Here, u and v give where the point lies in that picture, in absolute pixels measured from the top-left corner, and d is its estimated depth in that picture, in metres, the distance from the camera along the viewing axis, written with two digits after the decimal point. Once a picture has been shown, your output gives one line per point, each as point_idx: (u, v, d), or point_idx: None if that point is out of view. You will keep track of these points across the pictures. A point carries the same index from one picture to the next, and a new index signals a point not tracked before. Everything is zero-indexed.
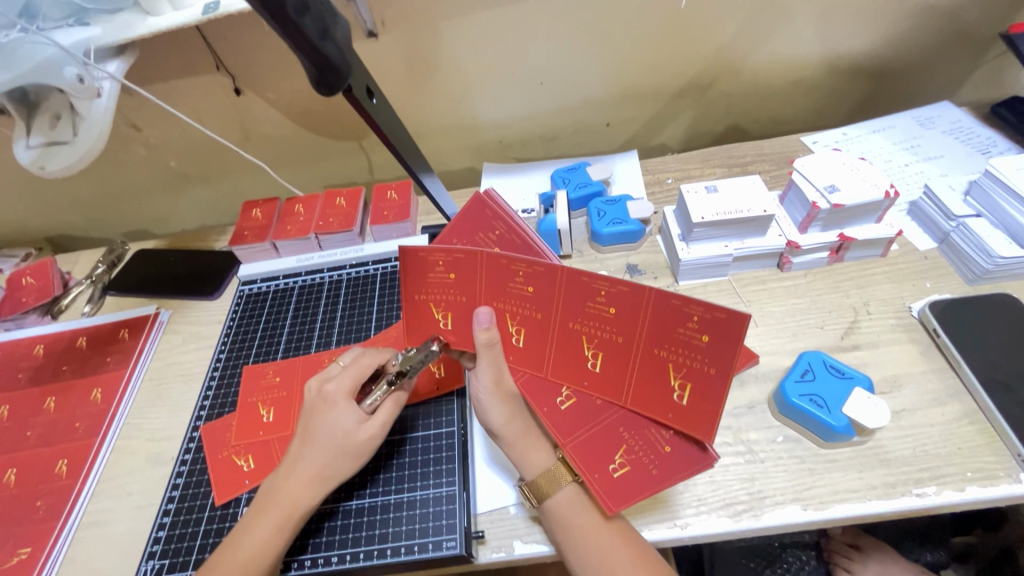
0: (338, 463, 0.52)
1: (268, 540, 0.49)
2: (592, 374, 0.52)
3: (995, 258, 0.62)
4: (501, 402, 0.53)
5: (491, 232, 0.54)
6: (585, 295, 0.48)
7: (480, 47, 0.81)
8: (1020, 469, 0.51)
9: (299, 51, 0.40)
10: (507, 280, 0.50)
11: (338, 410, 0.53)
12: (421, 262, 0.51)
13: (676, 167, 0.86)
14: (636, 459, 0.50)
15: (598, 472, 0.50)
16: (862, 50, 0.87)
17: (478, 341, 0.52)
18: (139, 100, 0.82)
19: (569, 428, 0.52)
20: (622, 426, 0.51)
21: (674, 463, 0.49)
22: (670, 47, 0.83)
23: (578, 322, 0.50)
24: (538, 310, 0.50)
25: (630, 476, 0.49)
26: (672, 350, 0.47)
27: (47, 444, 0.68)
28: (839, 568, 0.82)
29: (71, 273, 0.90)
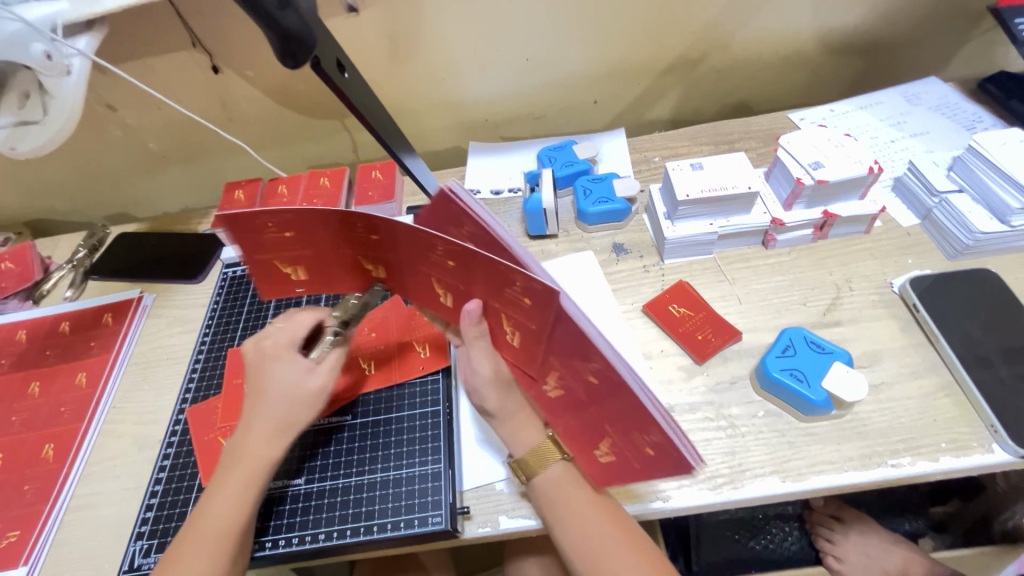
0: (294, 414, 0.53)
1: (240, 497, 0.49)
2: (560, 369, 0.46)
3: (975, 233, 0.62)
4: (499, 388, 0.52)
5: (464, 225, 0.49)
6: (496, 277, 0.43)
7: (464, 22, 0.79)
8: (993, 440, 0.52)
9: (261, 23, 0.38)
10: (496, 280, 0.43)
11: (282, 363, 0.54)
12: (417, 243, 0.45)
13: (663, 145, 0.85)
14: (622, 455, 0.46)
15: (587, 456, 0.50)
16: (851, 24, 0.86)
17: (467, 334, 0.49)
18: (114, 79, 0.80)
19: (557, 415, 0.50)
20: (605, 424, 0.46)
21: (658, 465, 0.44)
22: (658, 22, 0.82)
23: (497, 301, 0.46)
24: (527, 319, 0.44)
25: (617, 465, 0.48)
26: (576, 345, 0.42)
27: (32, 428, 0.68)
28: (822, 538, 0.85)
29: (52, 257, 0.89)
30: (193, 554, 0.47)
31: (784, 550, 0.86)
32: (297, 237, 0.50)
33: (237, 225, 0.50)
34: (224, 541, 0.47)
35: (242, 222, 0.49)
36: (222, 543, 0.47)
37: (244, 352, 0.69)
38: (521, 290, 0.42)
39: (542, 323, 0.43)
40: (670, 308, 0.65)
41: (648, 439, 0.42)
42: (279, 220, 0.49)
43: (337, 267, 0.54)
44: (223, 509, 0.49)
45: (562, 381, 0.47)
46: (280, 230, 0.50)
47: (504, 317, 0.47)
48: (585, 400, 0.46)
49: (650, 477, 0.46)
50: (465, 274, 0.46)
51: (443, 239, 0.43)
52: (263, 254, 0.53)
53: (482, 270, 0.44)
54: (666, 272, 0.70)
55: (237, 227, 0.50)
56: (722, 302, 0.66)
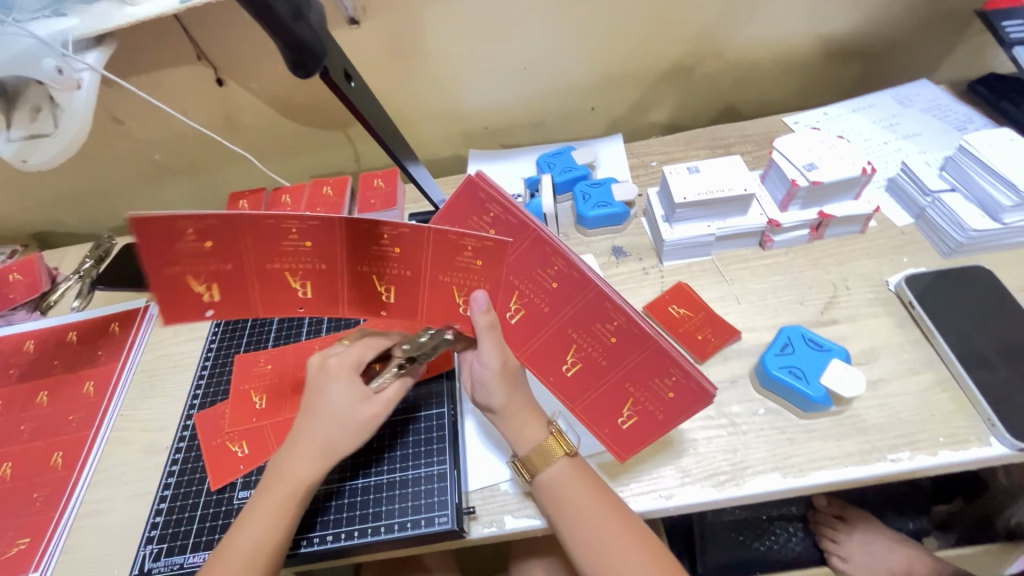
0: (340, 439, 0.52)
1: (274, 517, 0.50)
2: (583, 338, 0.51)
3: (968, 231, 0.63)
4: (506, 384, 0.52)
5: (485, 214, 0.50)
6: (541, 261, 0.49)
7: (463, 32, 0.81)
8: (990, 433, 0.53)
9: (273, 34, 0.39)
10: (538, 265, 0.49)
11: (339, 385, 0.53)
12: (448, 244, 0.47)
13: (660, 150, 0.87)
14: (643, 410, 0.52)
15: (609, 426, 0.53)
16: (842, 30, 0.88)
17: (479, 325, 0.51)
18: (120, 93, 0.82)
19: (576, 393, 0.54)
20: (627, 382, 0.52)
21: (678, 406, 0.51)
22: (653, 30, 0.84)
23: (520, 281, 0.50)
24: (550, 301, 0.51)
25: (637, 425, 0.52)
26: (601, 308, 0.49)
27: (41, 437, 0.68)
28: (825, 539, 0.85)
29: (59, 268, 0.90)
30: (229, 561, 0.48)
31: (789, 550, 0.87)
32: (216, 248, 0.46)
33: (147, 233, 0.44)
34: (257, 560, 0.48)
35: (157, 225, 0.44)
36: (254, 563, 0.48)
37: (250, 359, 0.70)
38: (556, 272, 0.49)
39: (569, 300, 0.50)
40: (669, 309, 0.66)
41: (671, 380, 0.50)
42: (200, 226, 0.45)
43: (259, 288, 0.50)
44: (257, 527, 0.49)
45: (584, 349, 0.52)
46: (198, 239, 0.46)
47: (517, 295, 0.51)
48: (605, 364, 0.52)
49: (666, 431, 0.52)
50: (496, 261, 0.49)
51: (477, 236, 0.46)
52: (167, 267, 0.46)
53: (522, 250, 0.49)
54: (666, 274, 0.71)
55: (146, 235, 0.44)
56: (721, 302, 0.67)
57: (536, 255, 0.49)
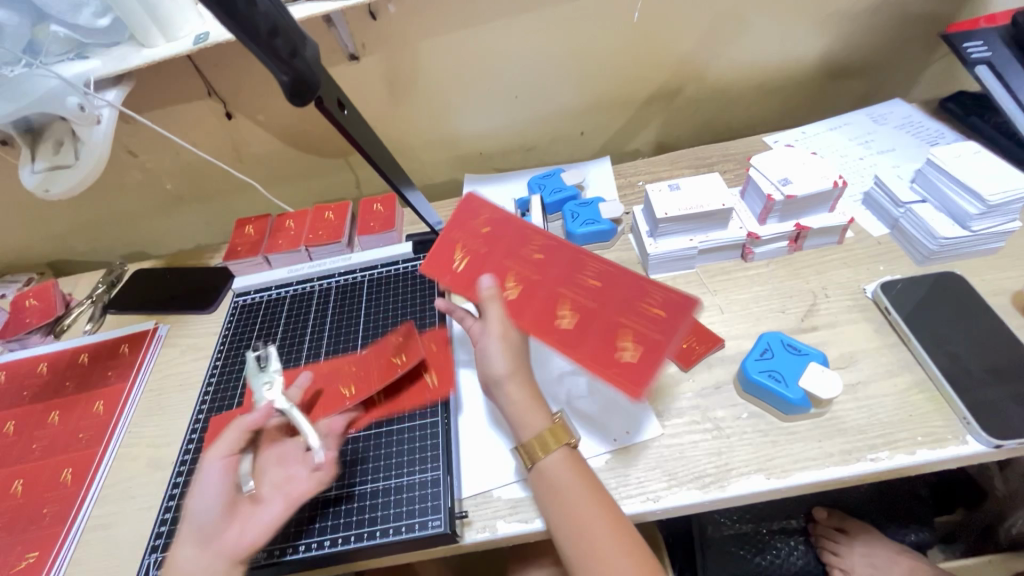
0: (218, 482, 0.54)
1: (196, 510, 0.53)
2: (570, 292, 0.61)
3: (938, 238, 0.66)
4: (509, 352, 0.56)
5: (479, 218, 0.68)
6: (520, 243, 0.66)
7: (456, 65, 0.86)
8: (967, 431, 0.54)
9: (272, 68, 0.42)
10: (518, 246, 0.65)
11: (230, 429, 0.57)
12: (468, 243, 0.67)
13: (646, 170, 0.91)
14: (641, 339, 0.58)
15: (619, 364, 0.56)
16: (816, 54, 0.93)
17: (484, 294, 0.59)
18: (136, 127, 0.87)
19: (578, 342, 0.58)
20: (619, 317, 0.59)
21: (669, 323, 0.58)
22: (635, 59, 0.89)
23: (510, 259, 0.64)
24: (536, 271, 0.63)
25: (643, 355, 0.56)
26: (580, 262, 0.64)
27: (52, 455, 0.71)
28: (827, 551, 0.83)
29: (72, 294, 0.94)
30: None
31: (790, 565, 0.86)
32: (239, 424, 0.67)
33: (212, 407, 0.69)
34: None
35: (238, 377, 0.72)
36: None
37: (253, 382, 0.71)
38: (540, 246, 0.65)
39: (551, 264, 0.64)
40: None
41: (658, 300, 0.60)
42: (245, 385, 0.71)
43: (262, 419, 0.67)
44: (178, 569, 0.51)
45: (574, 300, 0.61)
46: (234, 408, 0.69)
47: (511, 273, 0.63)
48: (597, 309, 0.60)
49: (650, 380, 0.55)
50: (494, 239, 0.66)
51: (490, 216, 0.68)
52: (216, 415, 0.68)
53: (506, 239, 0.66)
54: None
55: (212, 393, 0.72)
56: (705, 312, 0.70)
57: (516, 237, 0.66)
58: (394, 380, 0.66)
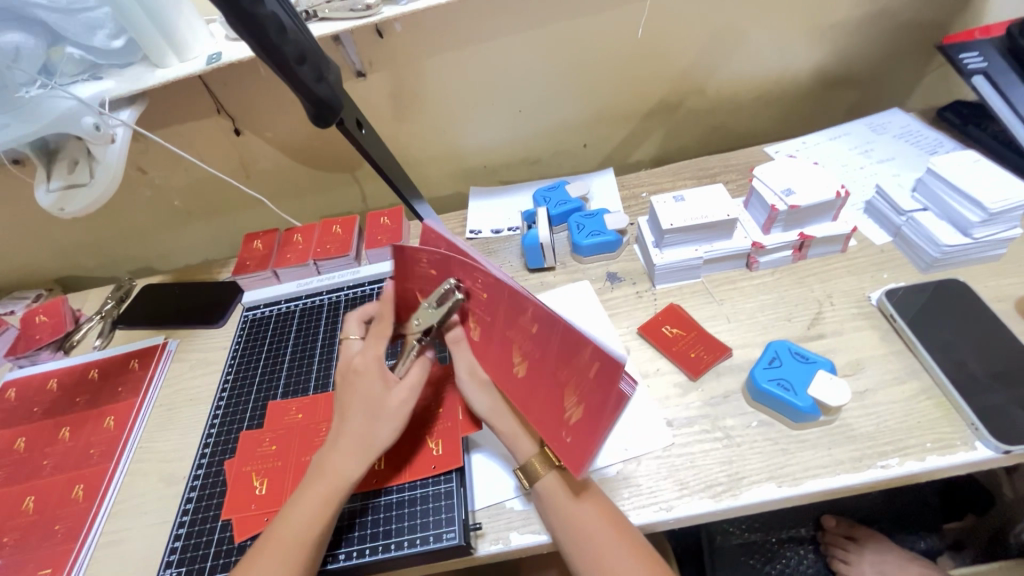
0: (373, 428, 0.55)
1: (348, 462, 0.54)
2: (516, 335, 0.52)
3: (942, 246, 0.67)
4: (478, 387, 0.58)
5: (421, 264, 0.55)
6: (466, 275, 0.53)
7: (461, 80, 0.88)
8: (976, 437, 0.55)
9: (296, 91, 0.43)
10: (466, 280, 0.53)
11: (365, 378, 0.58)
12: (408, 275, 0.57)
13: (649, 181, 0.92)
14: (582, 410, 0.48)
15: (562, 433, 0.50)
16: (814, 65, 0.94)
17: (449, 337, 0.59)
18: (146, 145, 0.88)
19: (529, 399, 0.54)
20: (561, 383, 0.49)
21: (604, 383, 0.45)
22: (637, 73, 0.91)
23: (464, 302, 0.56)
24: (487, 311, 0.54)
25: (580, 428, 0.48)
26: (521, 316, 0.50)
27: (63, 471, 0.71)
28: (837, 561, 0.83)
29: (82, 310, 0.95)
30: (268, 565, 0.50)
31: (800, 573, 0.85)
32: (264, 479, 0.62)
33: (244, 444, 0.66)
34: (303, 549, 0.51)
35: (274, 417, 0.68)
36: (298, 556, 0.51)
37: (269, 399, 0.72)
38: (483, 286, 0.52)
39: (498, 302, 0.52)
40: (663, 329, 0.69)
41: (589, 354, 0.45)
42: (274, 437, 0.66)
43: (276, 476, 0.62)
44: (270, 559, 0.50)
45: (524, 346, 0.52)
46: (268, 447, 0.65)
47: (470, 316, 0.57)
48: (530, 368, 0.52)
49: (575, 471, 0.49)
50: (444, 282, 0.55)
51: (429, 250, 0.53)
52: (247, 466, 0.63)
53: (455, 270, 0.53)
54: (659, 297, 0.75)
55: (243, 441, 0.66)
56: (711, 321, 0.70)
57: (460, 270, 0.53)
58: (423, 450, 0.61)
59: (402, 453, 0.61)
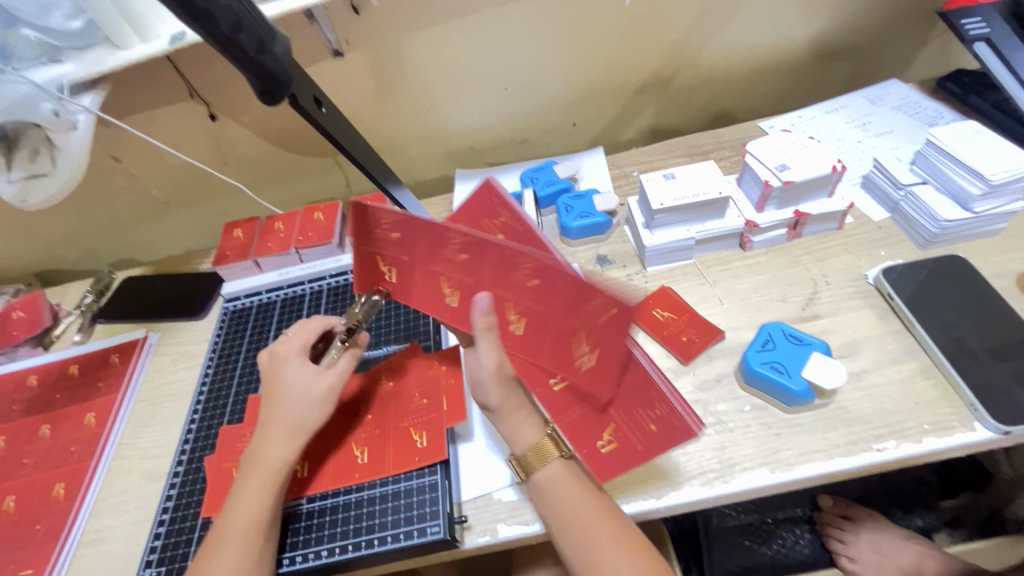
0: (304, 414, 0.57)
1: (283, 448, 0.55)
2: (580, 328, 0.47)
3: (941, 221, 0.65)
4: (500, 383, 0.52)
5: (451, 245, 0.48)
6: (512, 267, 0.47)
7: (444, 59, 0.84)
8: (974, 418, 0.53)
9: (238, 66, 0.38)
10: (511, 270, 0.47)
11: (292, 367, 0.59)
12: (438, 235, 0.48)
13: (640, 160, 0.89)
14: (624, 436, 0.53)
15: (587, 446, 0.53)
16: (811, 35, 0.91)
17: (478, 326, 0.51)
18: (117, 132, 0.85)
19: (560, 410, 0.52)
20: (612, 405, 0.52)
21: (634, 336, 0.45)
22: (626, 47, 0.87)
23: (440, 266, 0.51)
24: (539, 303, 0.48)
25: (617, 451, 0.53)
26: (583, 323, 0.47)
27: (43, 470, 0.69)
28: (832, 540, 0.83)
29: (61, 304, 0.92)
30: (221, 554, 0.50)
31: (796, 554, 0.85)
32: None
33: (224, 440, 0.64)
34: (252, 535, 0.51)
35: (253, 410, 0.67)
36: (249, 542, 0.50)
37: (249, 393, 0.70)
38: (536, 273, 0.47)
39: (554, 295, 0.47)
40: (653, 313, 0.67)
41: (613, 313, 0.44)
42: (254, 431, 0.64)
43: None
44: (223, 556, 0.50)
45: (589, 338, 0.47)
46: (247, 441, 0.64)
47: (445, 280, 0.52)
48: (585, 373, 0.50)
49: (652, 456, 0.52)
50: (477, 266, 0.49)
51: (464, 230, 0.46)
52: (227, 462, 0.62)
53: (495, 259, 0.47)
54: (649, 279, 0.72)
55: (223, 437, 0.64)
56: (704, 304, 0.68)
57: (508, 263, 0.47)
58: (406, 444, 0.59)
59: (383, 445, 0.60)
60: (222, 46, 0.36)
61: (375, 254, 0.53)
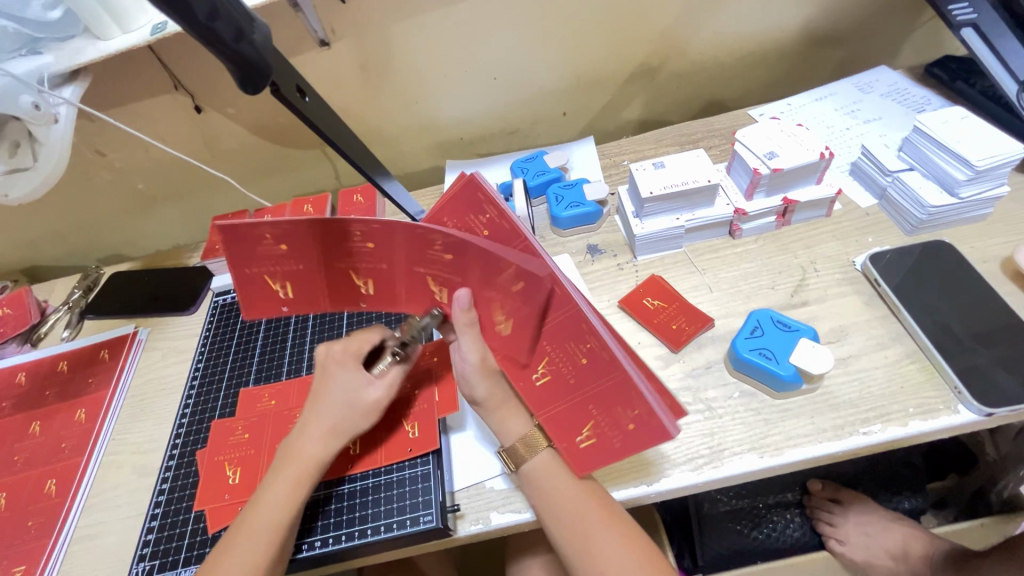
0: (351, 421, 0.55)
1: (324, 448, 0.54)
2: (498, 291, 0.49)
3: (927, 207, 0.65)
4: (487, 378, 0.54)
5: (351, 239, 0.47)
6: (423, 244, 0.48)
7: (432, 47, 0.83)
8: (958, 401, 0.54)
9: (216, 54, 0.37)
10: (425, 249, 0.48)
11: (349, 373, 0.57)
12: (334, 234, 0.47)
13: (630, 149, 0.89)
14: (602, 433, 0.50)
15: (566, 441, 0.52)
16: (801, 22, 0.90)
17: (460, 322, 0.52)
18: (101, 125, 0.84)
19: (543, 401, 0.53)
20: (591, 405, 0.50)
21: (531, 294, 0.46)
22: (616, 35, 0.87)
23: (345, 262, 0.50)
24: (524, 304, 0.47)
25: (595, 447, 0.51)
26: (499, 287, 0.48)
27: (35, 467, 0.69)
28: (822, 522, 0.84)
29: (48, 301, 0.91)
30: (243, 551, 0.49)
31: (787, 537, 0.85)
32: (234, 465, 0.61)
33: (215, 434, 0.64)
34: (277, 533, 0.50)
35: (246, 404, 0.67)
36: (269, 541, 0.50)
37: (240, 386, 0.70)
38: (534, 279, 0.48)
39: (467, 265, 0.48)
40: (644, 302, 0.67)
41: (512, 270, 0.45)
42: (246, 424, 0.65)
43: (247, 464, 0.61)
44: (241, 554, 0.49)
45: (506, 302, 0.49)
46: (240, 434, 0.64)
47: (354, 273, 0.52)
48: (576, 371, 0.50)
49: (630, 453, 0.50)
50: (386, 251, 0.49)
51: (362, 220, 0.46)
52: (219, 455, 0.62)
53: (403, 240, 0.48)
54: (640, 268, 0.72)
55: (214, 433, 0.64)
56: (694, 292, 0.68)
57: (415, 238, 0.47)
58: (399, 436, 0.59)
59: (376, 436, 0.60)
60: (201, 36, 0.35)
61: (263, 274, 0.52)
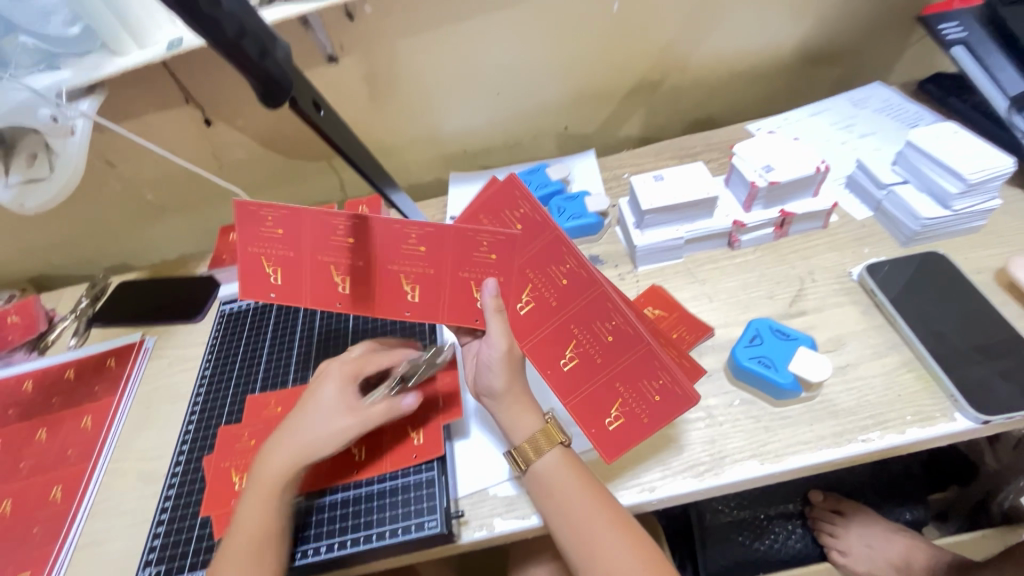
0: (312, 441, 0.55)
1: (284, 467, 0.54)
2: (535, 280, 0.54)
3: (921, 219, 0.67)
4: (508, 368, 0.54)
5: (409, 239, 0.52)
6: (472, 245, 0.53)
7: (438, 63, 0.86)
8: (955, 408, 0.55)
9: (241, 69, 0.38)
10: (472, 250, 0.53)
11: (329, 391, 0.58)
12: (394, 233, 0.52)
13: (631, 161, 0.91)
14: (630, 411, 0.54)
15: (595, 425, 0.54)
16: (796, 40, 0.93)
17: (489, 308, 0.54)
18: (112, 137, 0.86)
19: (568, 390, 0.54)
20: (619, 382, 0.54)
21: (573, 282, 0.53)
22: (616, 51, 0.89)
23: (327, 256, 0.54)
24: (559, 293, 0.54)
25: (624, 427, 0.53)
26: (540, 275, 0.54)
27: (41, 473, 0.70)
28: (824, 533, 0.84)
29: (55, 309, 0.92)
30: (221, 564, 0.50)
31: (789, 549, 0.86)
32: (239, 472, 0.62)
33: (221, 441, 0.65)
34: (249, 550, 0.51)
35: (251, 411, 0.68)
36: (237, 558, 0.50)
37: (247, 394, 0.71)
38: (567, 271, 0.53)
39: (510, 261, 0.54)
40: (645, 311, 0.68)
41: (565, 266, 0.53)
42: (251, 431, 0.65)
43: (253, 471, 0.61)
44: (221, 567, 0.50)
45: (537, 290, 0.54)
46: (246, 441, 0.64)
47: (333, 270, 0.55)
48: (603, 352, 0.54)
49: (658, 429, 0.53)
50: (437, 256, 0.53)
51: (420, 225, 0.52)
52: (225, 462, 0.63)
53: (454, 240, 0.52)
54: (641, 278, 0.74)
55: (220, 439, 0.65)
56: (694, 301, 0.70)
57: (464, 237, 0.52)
58: (404, 444, 0.60)
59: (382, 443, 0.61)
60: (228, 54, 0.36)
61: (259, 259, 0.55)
